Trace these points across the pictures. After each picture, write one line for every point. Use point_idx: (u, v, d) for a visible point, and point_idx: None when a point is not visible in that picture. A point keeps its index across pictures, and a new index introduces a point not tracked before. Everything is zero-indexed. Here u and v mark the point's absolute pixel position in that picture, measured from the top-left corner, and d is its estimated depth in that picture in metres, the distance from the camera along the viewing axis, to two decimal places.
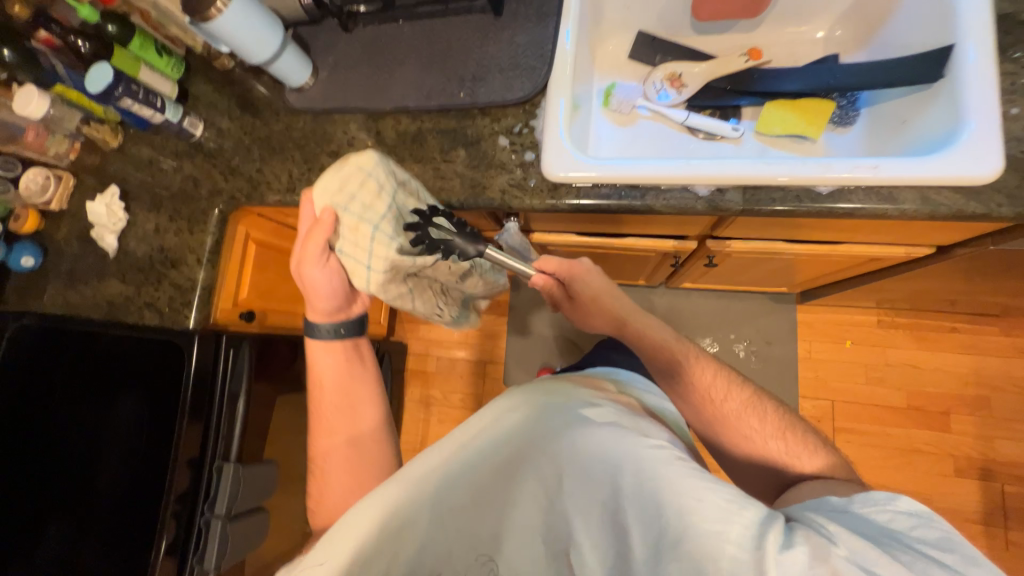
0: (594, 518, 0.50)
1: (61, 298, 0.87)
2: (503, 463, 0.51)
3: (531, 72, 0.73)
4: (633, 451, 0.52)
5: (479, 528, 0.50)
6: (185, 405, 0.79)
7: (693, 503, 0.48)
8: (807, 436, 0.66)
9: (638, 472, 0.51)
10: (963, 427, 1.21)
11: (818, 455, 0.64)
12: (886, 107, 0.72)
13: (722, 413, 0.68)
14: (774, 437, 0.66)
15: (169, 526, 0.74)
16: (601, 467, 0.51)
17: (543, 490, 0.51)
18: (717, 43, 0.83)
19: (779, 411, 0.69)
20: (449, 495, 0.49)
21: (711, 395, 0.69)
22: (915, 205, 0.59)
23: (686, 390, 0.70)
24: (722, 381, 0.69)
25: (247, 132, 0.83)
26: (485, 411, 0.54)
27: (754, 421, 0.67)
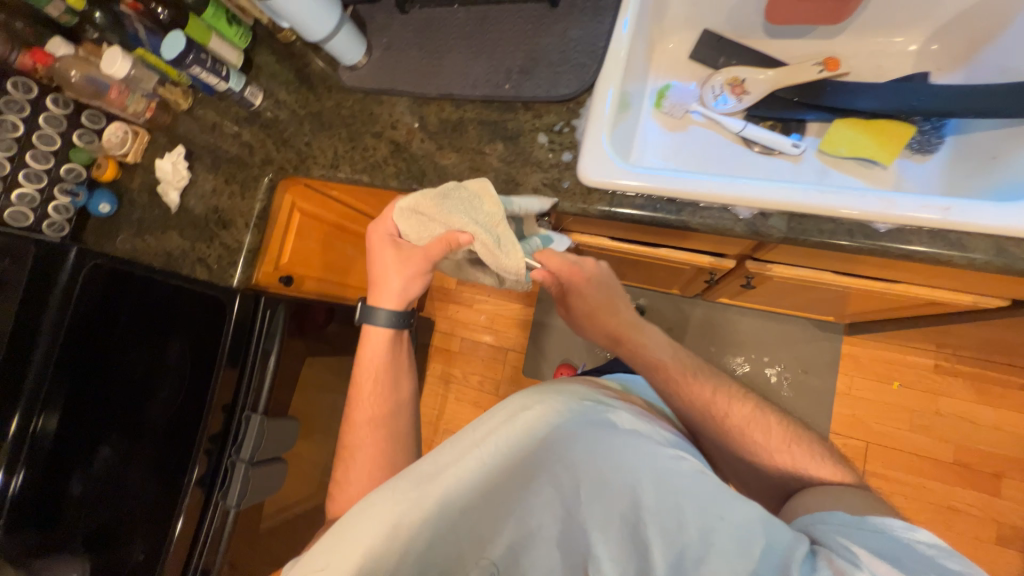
0: (614, 528, 0.46)
1: (131, 243, 0.95)
2: (516, 462, 0.50)
3: (581, 69, 0.71)
4: (650, 459, 0.50)
5: (493, 532, 0.47)
6: (223, 355, 0.88)
7: (716, 521, 0.45)
8: (814, 445, 0.60)
9: (658, 482, 0.48)
10: (1016, 493, 1.10)
11: (832, 467, 0.57)
12: (975, 138, 0.65)
13: (725, 430, 0.62)
14: (782, 451, 0.59)
15: (201, 460, 0.85)
16: (619, 474, 0.48)
17: (558, 495, 0.48)
18: (791, 48, 0.77)
19: (787, 419, 0.63)
20: (461, 492, 0.48)
21: (712, 411, 0.63)
22: (987, 255, 0.52)
23: (684, 406, 0.64)
24: (720, 394, 0.64)
25: (302, 105, 0.86)
26: (498, 412, 0.54)
27: (758, 435, 0.61)
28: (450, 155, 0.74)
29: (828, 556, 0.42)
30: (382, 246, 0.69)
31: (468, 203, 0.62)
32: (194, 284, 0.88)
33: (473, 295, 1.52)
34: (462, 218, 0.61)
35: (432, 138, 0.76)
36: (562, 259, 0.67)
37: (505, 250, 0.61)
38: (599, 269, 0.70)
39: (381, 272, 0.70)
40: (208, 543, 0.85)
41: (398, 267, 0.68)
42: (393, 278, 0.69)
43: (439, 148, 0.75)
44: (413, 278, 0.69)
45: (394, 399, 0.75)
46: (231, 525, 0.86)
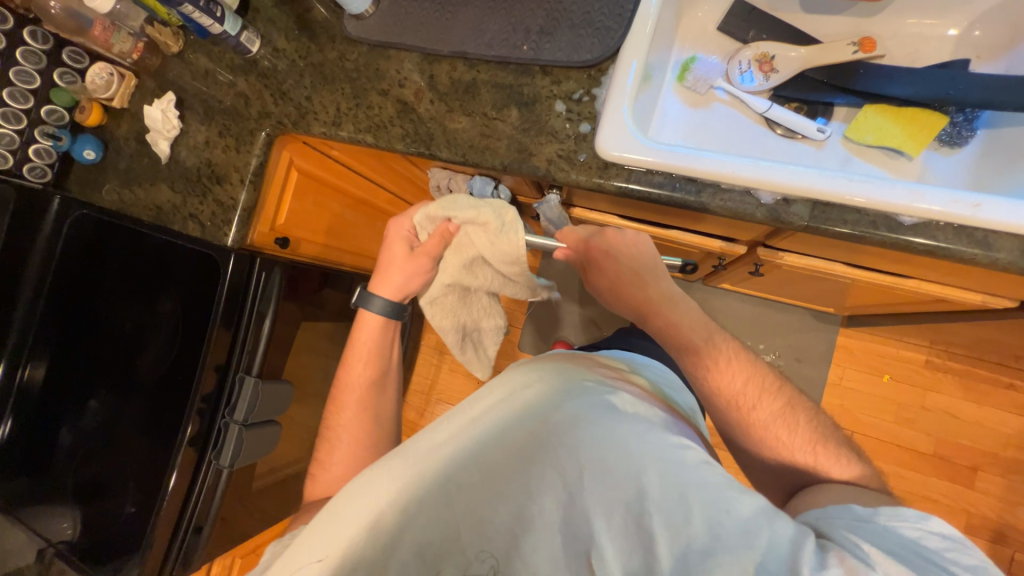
0: (618, 517, 0.46)
1: (117, 196, 0.92)
2: (518, 445, 0.49)
3: (605, 33, 0.66)
4: (655, 449, 0.49)
5: (492, 515, 0.45)
6: (218, 313, 0.82)
7: (720, 514, 0.45)
8: (841, 449, 0.58)
9: (664, 473, 0.47)
10: (988, 486, 1.14)
11: (854, 470, 0.56)
12: (1007, 134, 0.62)
13: (748, 421, 0.61)
14: (805, 450, 0.58)
15: (194, 420, 0.80)
16: (624, 462, 0.48)
17: (561, 480, 0.47)
18: (825, 25, 0.73)
19: (817, 421, 0.61)
20: (458, 470, 0.47)
21: (738, 402, 0.62)
22: (1011, 256, 0.51)
23: (710, 393, 0.64)
24: (751, 385, 0.62)
25: (302, 56, 0.81)
26: (497, 389, 0.55)
27: (782, 431, 0.60)
28: (460, 119, 0.70)
29: (839, 555, 0.42)
30: (399, 240, 0.73)
31: (467, 199, 0.69)
32: (177, 240, 0.85)
33: None
34: (469, 209, 0.67)
35: (441, 100, 0.72)
36: (579, 233, 0.70)
37: (507, 235, 0.66)
38: (624, 239, 0.68)
39: (390, 262, 0.74)
40: (200, 504, 0.82)
41: (406, 261, 0.73)
42: (394, 273, 0.73)
43: (448, 111, 0.71)
44: (417, 274, 0.73)
45: (383, 368, 0.76)
46: (224, 485, 0.84)
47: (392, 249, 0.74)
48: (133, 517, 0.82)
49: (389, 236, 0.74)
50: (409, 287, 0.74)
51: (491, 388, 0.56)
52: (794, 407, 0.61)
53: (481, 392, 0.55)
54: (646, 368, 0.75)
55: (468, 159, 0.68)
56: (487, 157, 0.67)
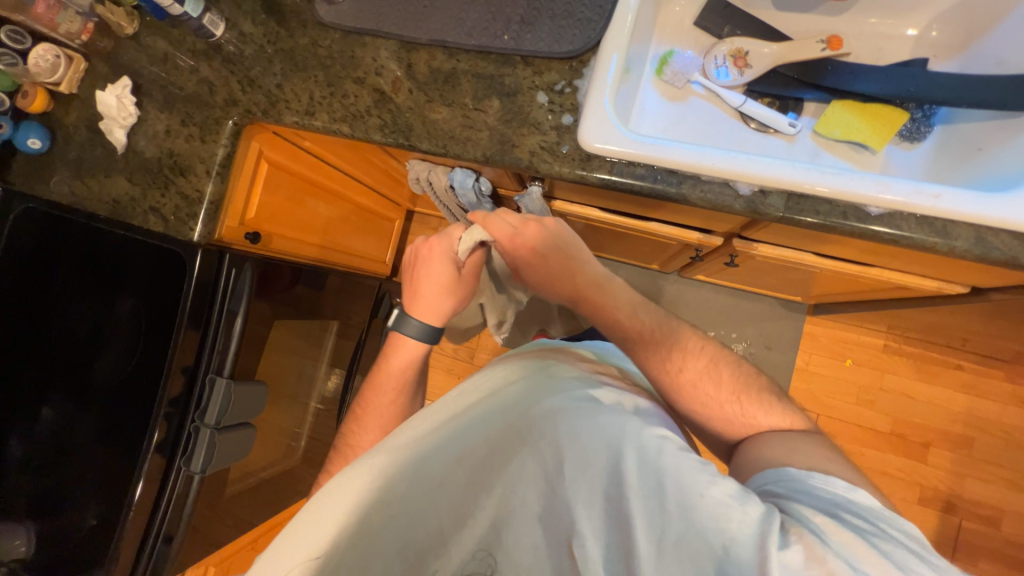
0: (598, 505, 0.45)
1: (68, 187, 0.85)
2: (499, 438, 0.49)
3: (586, 24, 0.66)
4: (634, 437, 0.49)
5: (474, 509, 0.46)
6: (185, 313, 0.78)
7: (695, 497, 0.44)
8: (761, 394, 0.62)
9: (640, 460, 0.47)
10: (939, 460, 1.22)
11: (780, 413, 0.59)
12: (962, 129, 0.66)
13: (677, 382, 0.62)
14: (733, 401, 0.61)
15: (160, 425, 0.76)
16: (604, 452, 0.48)
17: (543, 472, 0.47)
18: (794, 22, 0.75)
19: (737, 370, 0.63)
20: (439, 466, 0.47)
21: (667, 366, 0.62)
22: (967, 244, 0.54)
23: (641, 360, 0.63)
24: (678, 350, 0.63)
25: (271, 41, 0.77)
26: (483, 385, 0.56)
27: (710, 387, 0.61)
28: (440, 109, 0.69)
29: (797, 530, 0.42)
30: (443, 260, 0.68)
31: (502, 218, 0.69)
32: (140, 236, 0.80)
33: None
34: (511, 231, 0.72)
35: (420, 89, 0.70)
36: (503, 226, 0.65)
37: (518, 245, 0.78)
38: (547, 231, 0.66)
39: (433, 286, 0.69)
40: (170, 512, 0.79)
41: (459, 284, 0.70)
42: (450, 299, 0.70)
43: (429, 100, 0.69)
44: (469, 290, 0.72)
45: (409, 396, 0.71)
46: (195, 493, 0.80)
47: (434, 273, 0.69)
48: (92, 531, 0.77)
49: (427, 257, 0.69)
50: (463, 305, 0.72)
51: (474, 387, 0.56)
52: (774, 390, 0.62)
53: (465, 391, 0.55)
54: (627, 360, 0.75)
55: (449, 150, 0.67)
56: (468, 148, 0.66)
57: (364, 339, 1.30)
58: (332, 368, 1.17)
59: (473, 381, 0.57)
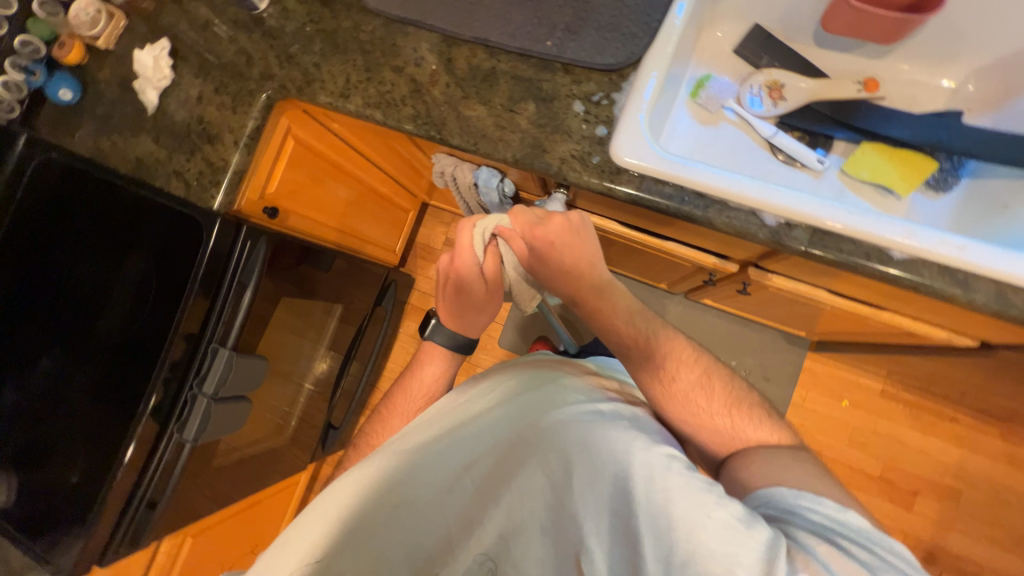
0: (605, 522, 0.45)
1: (92, 142, 0.85)
2: (507, 450, 0.51)
3: (630, 39, 0.67)
4: (639, 452, 0.47)
5: (480, 517, 0.48)
6: (197, 279, 0.78)
7: (700, 518, 0.41)
8: (754, 409, 0.59)
9: (646, 475, 0.45)
10: (925, 510, 1.22)
11: (772, 429, 0.57)
12: (989, 184, 0.67)
13: (668, 392, 0.61)
14: (722, 414, 0.59)
15: (158, 389, 0.76)
16: (609, 469, 0.47)
17: (548, 484, 0.48)
18: (834, 60, 0.76)
19: (731, 383, 0.62)
20: (448, 475, 0.50)
21: (660, 375, 0.62)
22: (986, 298, 0.54)
23: (635, 368, 0.63)
24: (670, 358, 0.62)
25: (314, 21, 0.78)
26: (491, 395, 0.57)
27: (701, 399, 0.60)
28: (475, 107, 0.69)
29: (803, 558, 0.39)
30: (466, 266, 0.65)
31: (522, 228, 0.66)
32: (155, 197, 0.81)
33: None
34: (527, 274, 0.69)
35: (457, 85, 0.70)
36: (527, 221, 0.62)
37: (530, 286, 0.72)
38: (570, 224, 0.62)
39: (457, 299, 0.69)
40: (156, 479, 0.78)
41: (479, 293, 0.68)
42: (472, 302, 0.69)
43: (464, 96, 0.70)
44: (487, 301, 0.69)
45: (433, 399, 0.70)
46: (184, 462, 0.79)
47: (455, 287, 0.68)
48: (76, 488, 0.76)
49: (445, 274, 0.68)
50: (477, 312, 0.70)
51: (482, 398, 0.57)
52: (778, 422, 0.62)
53: (472, 401, 0.57)
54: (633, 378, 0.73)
55: (480, 148, 0.67)
56: (499, 148, 0.66)
57: (364, 326, 1.30)
58: (330, 351, 1.17)
59: (481, 389, 0.58)
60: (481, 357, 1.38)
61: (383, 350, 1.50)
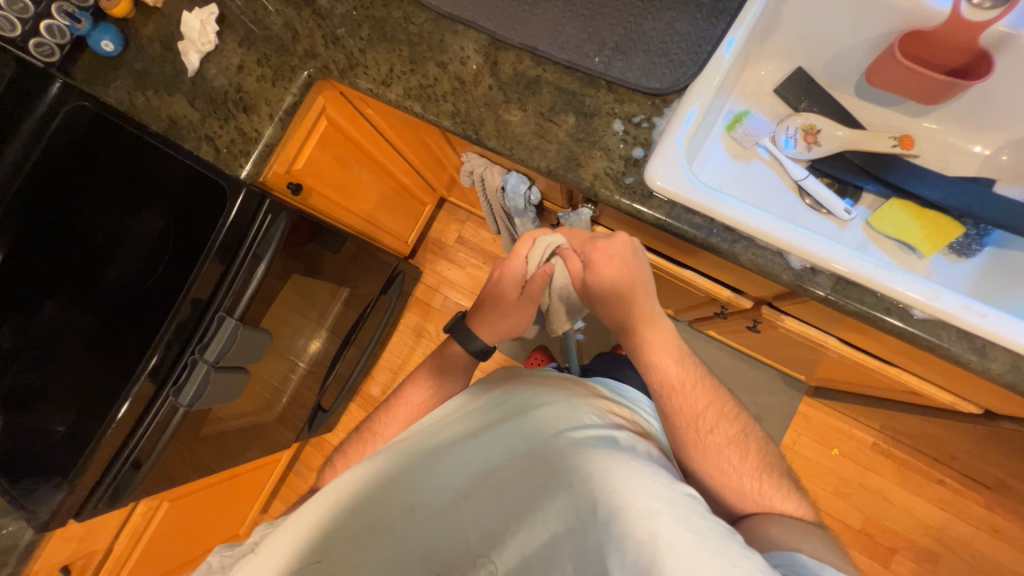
0: (629, 553, 0.42)
1: (126, 96, 0.85)
2: (527, 467, 0.50)
3: (677, 66, 0.67)
4: (662, 488, 0.45)
5: (502, 532, 0.47)
6: (214, 246, 0.77)
7: (728, 566, 0.39)
8: (780, 476, 0.60)
9: (671, 511, 0.43)
10: (902, 568, 1.22)
11: (794, 501, 0.58)
12: (1012, 256, 0.66)
13: (703, 443, 0.60)
14: (752, 477, 0.59)
15: (160, 350, 0.75)
16: (634, 498, 0.44)
17: (571, 508, 0.46)
18: (870, 114, 0.77)
19: (765, 450, 0.62)
20: (465, 483, 0.49)
21: (696, 425, 0.61)
22: (1001, 368, 0.55)
23: (670, 411, 0.62)
24: (711, 409, 0.62)
25: (364, 6, 0.78)
26: (508, 406, 0.56)
27: (734, 457, 0.60)
28: (514, 112, 0.69)
29: None
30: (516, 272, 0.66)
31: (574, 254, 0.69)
32: (182, 158, 0.80)
33: (468, 258, 1.53)
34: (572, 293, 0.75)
35: (499, 88, 0.71)
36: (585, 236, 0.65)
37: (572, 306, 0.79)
38: (623, 249, 0.62)
39: (499, 308, 0.68)
40: (144, 440, 0.77)
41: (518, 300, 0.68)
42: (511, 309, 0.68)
43: (506, 101, 0.70)
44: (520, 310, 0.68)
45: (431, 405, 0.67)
46: (176, 426, 0.78)
47: (500, 294, 0.68)
48: (63, 438, 0.76)
49: (490, 279, 0.69)
50: (508, 317, 0.69)
51: (498, 407, 0.56)
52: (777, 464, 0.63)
53: (486, 408, 0.56)
54: (640, 407, 0.69)
55: (515, 153, 0.67)
56: (535, 156, 0.67)
57: (366, 312, 1.30)
58: (331, 333, 1.17)
59: (495, 398, 0.58)
60: None
61: (382, 339, 1.50)
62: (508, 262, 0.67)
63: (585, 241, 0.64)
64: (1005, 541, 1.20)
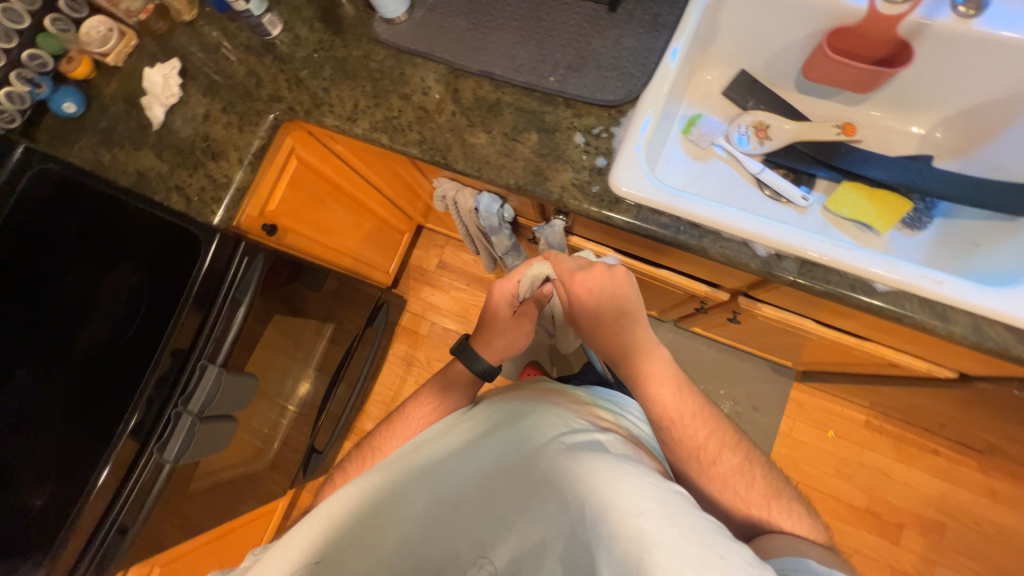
0: (618, 550, 0.41)
1: (91, 154, 0.85)
2: (517, 472, 0.49)
3: (628, 78, 0.71)
4: (651, 487, 0.45)
5: (492, 541, 0.45)
6: (191, 294, 0.77)
7: (716, 559, 0.39)
8: (793, 502, 0.57)
9: (659, 506, 0.43)
10: (911, 544, 1.22)
11: (807, 525, 0.55)
12: (961, 224, 0.71)
13: (706, 473, 0.59)
14: (762, 506, 0.57)
15: (141, 407, 0.73)
16: (623, 496, 0.43)
17: (562, 508, 0.45)
18: (813, 106, 0.82)
19: (772, 475, 0.59)
20: (456, 492, 0.49)
21: (699, 454, 0.59)
22: (964, 330, 0.57)
23: (671, 443, 0.60)
24: (712, 439, 0.60)
25: (324, 48, 0.81)
26: (497, 415, 0.56)
27: (741, 486, 0.58)
28: (479, 134, 0.72)
29: None
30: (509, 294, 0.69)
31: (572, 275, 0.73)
32: (151, 208, 0.80)
33: (451, 282, 1.54)
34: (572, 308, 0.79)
35: (463, 113, 0.73)
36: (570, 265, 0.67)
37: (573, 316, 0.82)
38: (609, 275, 0.64)
39: (496, 327, 0.70)
40: (129, 504, 0.73)
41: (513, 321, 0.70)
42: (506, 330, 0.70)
43: (470, 125, 0.72)
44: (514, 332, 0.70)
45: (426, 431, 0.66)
46: (164, 483, 0.75)
47: (500, 313, 0.70)
48: (41, 511, 0.72)
49: (489, 294, 0.70)
50: (501, 337, 0.70)
51: (487, 416, 0.57)
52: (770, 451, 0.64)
53: (476, 420, 0.56)
54: (629, 412, 0.69)
55: (483, 173, 0.69)
56: (502, 175, 0.69)
57: (353, 346, 1.28)
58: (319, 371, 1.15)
59: (487, 408, 0.58)
60: None
61: (372, 372, 1.48)
62: (502, 282, 0.69)
63: (570, 271, 0.66)
64: (1003, 503, 1.22)
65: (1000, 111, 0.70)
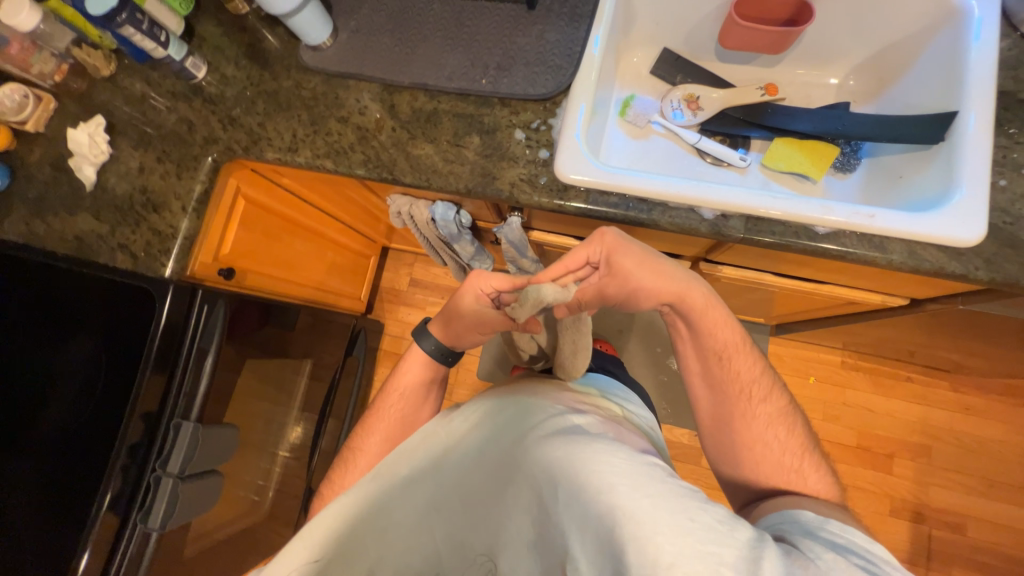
0: (591, 528, 0.43)
1: (25, 226, 0.81)
2: (495, 467, 0.51)
3: (557, 71, 0.73)
4: (622, 462, 0.46)
5: (471, 540, 0.49)
6: (151, 354, 0.74)
7: (685, 522, 0.41)
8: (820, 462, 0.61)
9: (630, 481, 0.44)
10: (904, 470, 1.28)
11: (826, 483, 0.59)
12: (886, 159, 0.75)
13: (751, 411, 0.63)
14: (796, 453, 0.61)
15: (115, 480, 0.69)
16: (594, 475, 0.45)
17: (535, 496, 0.47)
18: (736, 72, 0.86)
19: (807, 428, 0.64)
20: (438, 497, 0.51)
21: (750, 392, 0.64)
22: (901, 257, 0.61)
23: (723, 378, 0.65)
24: (764, 382, 0.64)
25: (253, 83, 0.80)
26: (472, 414, 0.56)
27: (781, 430, 0.62)
28: (423, 146, 0.72)
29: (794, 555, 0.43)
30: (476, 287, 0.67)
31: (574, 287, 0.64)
32: (92, 271, 0.76)
33: (425, 297, 1.53)
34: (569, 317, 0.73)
35: (402, 128, 0.74)
36: (581, 252, 0.62)
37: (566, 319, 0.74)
38: (608, 242, 0.61)
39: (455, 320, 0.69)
40: None
41: (473, 315, 0.68)
42: (463, 323, 0.68)
43: (412, 137, 0.73)
44: (472, 327, 0.69)
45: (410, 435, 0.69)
46: (154, 553, 0.72)
47: (465, 308, 0.67)
48: None
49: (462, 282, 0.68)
50: (454, 328, 0.69)
51: (465, 417, 0.56)
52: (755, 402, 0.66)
53: (457, 418, 0.56)
54: (610, 392, 0.71)
55: (432, 183, 0.70)
56: (451, 181, 0.70)
57: (336, 379, 1.24)
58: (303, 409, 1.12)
59: (466, 407, 0.58)
60: (461, 393, 1.37)
61: (361, 402, 1.45)
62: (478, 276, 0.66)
63: (620, 242, 0.61)
64: (978, 415, 1.29)
65: (900, 54, 0.76)
